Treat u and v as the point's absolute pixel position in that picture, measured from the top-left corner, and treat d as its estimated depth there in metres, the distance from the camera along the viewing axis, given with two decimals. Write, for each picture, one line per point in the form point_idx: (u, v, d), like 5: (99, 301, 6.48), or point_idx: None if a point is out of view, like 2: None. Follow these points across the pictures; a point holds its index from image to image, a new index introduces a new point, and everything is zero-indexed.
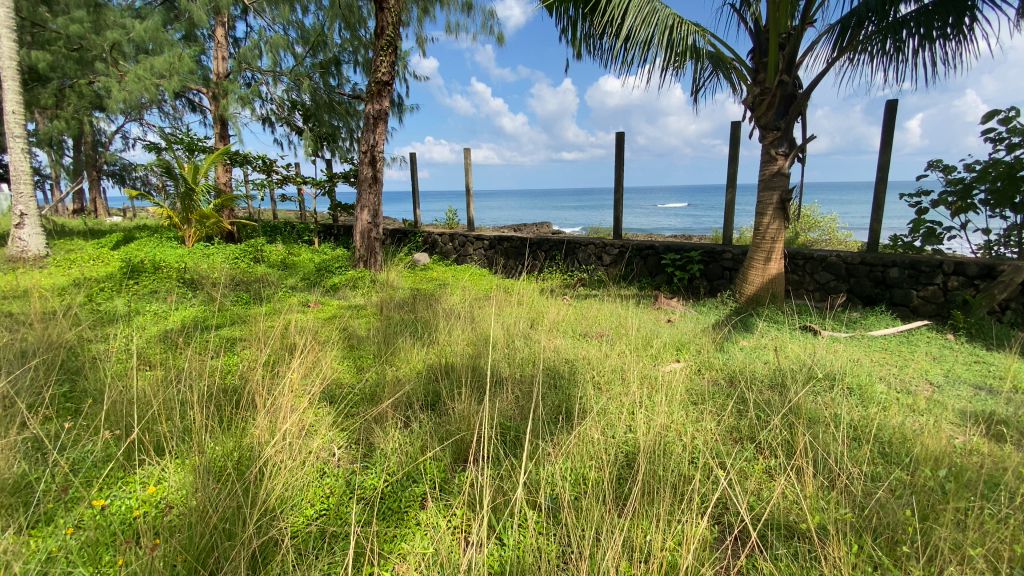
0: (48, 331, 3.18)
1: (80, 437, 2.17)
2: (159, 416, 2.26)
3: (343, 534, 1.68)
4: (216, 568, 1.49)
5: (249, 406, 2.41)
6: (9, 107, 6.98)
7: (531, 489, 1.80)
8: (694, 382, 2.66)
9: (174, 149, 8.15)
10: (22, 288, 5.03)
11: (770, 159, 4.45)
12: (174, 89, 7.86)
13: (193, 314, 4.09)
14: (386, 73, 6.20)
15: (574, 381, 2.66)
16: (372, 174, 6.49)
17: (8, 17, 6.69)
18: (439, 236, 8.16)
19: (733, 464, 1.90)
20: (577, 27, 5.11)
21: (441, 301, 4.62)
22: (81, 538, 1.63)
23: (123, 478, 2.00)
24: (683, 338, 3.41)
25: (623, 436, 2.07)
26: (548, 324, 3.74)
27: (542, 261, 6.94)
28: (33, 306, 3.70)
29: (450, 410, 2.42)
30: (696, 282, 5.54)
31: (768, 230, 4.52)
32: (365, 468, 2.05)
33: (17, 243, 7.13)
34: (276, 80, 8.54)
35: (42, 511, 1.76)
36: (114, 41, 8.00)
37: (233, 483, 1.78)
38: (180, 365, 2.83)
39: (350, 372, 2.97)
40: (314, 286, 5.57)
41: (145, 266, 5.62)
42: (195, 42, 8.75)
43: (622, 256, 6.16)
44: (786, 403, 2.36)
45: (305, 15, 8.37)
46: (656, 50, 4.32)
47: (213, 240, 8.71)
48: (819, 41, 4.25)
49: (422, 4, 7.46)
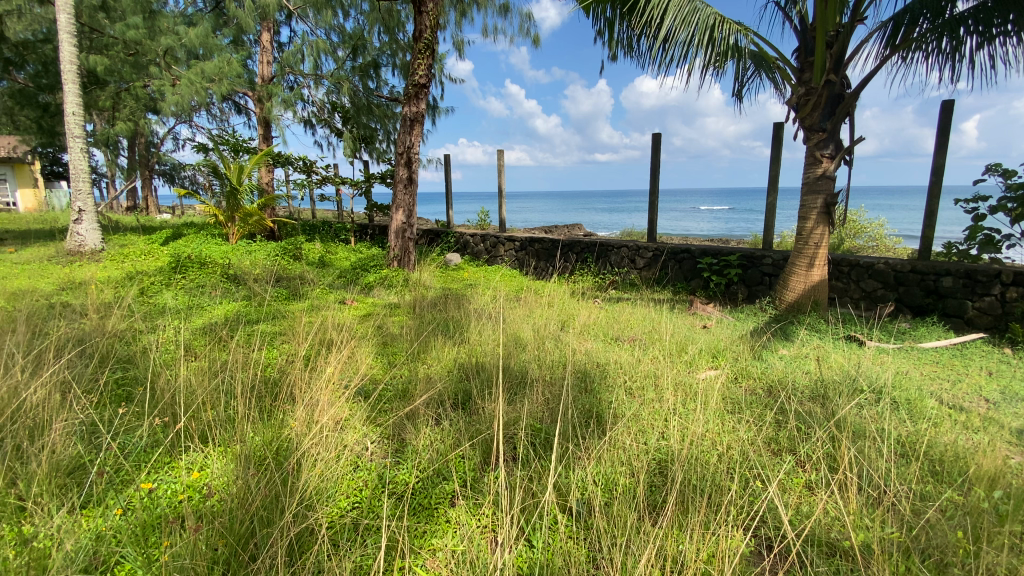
0: (103, 322, 3.36)
1: (131, 423, 2.29)
2: (204, 405, 2.35)
3: (376, 528, 1.71)
4: (255, 553, 1.55)
5: (288, 399, 2.48)
6: (71, 110, 7.42)
7: (561, 492, 1.79)
8: (731, 390, 2.58)
9: (221, 150, 8.49)
10: (81, 280, 5.32)
11: (815, 162, 4.29)
12: (222, 92, 8.20)
13: (235, 308, 4.24)
14: (424, 75, 6.28)
15: (605, 386, 2.62)
16: (408, 174, 6.60)
17: (69, 23, 7.11)
18: (471, 237, 8.22)
19: (773, 477, 1.83)
20: (615, 28, 5.07)
21: (472, 301, 4.65)
22: (130, 518, 1.72)
23: (170, 463, 2.09)
24: (720, 345, 3.31)
25: (656, 443, 2.02)
26: (579, 326, 3.70)
27: (574, 263, 6.92)
28: (90, 298, 3.92)
29: (480, 409, 2.43)
30: (734, 288, 5.39)
31: (812, 235, 4.36)
32: (398, 463, 2.08)
33: (76, 237, 7.56)
34: (317, 83, 8.78)
35: (94, 492, 1.86)
36: (168, 47, 8.42)
37: (273, 472, 1.85)
38: (224, 356, 2.94)
39: (383, 369, 3.03)
40: (350, 284, 5.70)
41: (191, 261, 5.86)
42: (242, 47, 9.10)
43: (656, 260, 6.04)
44: (830, 414, 2.27)
45: (346, 19, 8.59)
46: (695, 50, 4.24)
47: (255, 238, 9.03)
48: (869, 39, 4.09)
49: (459, 7, 7.54)
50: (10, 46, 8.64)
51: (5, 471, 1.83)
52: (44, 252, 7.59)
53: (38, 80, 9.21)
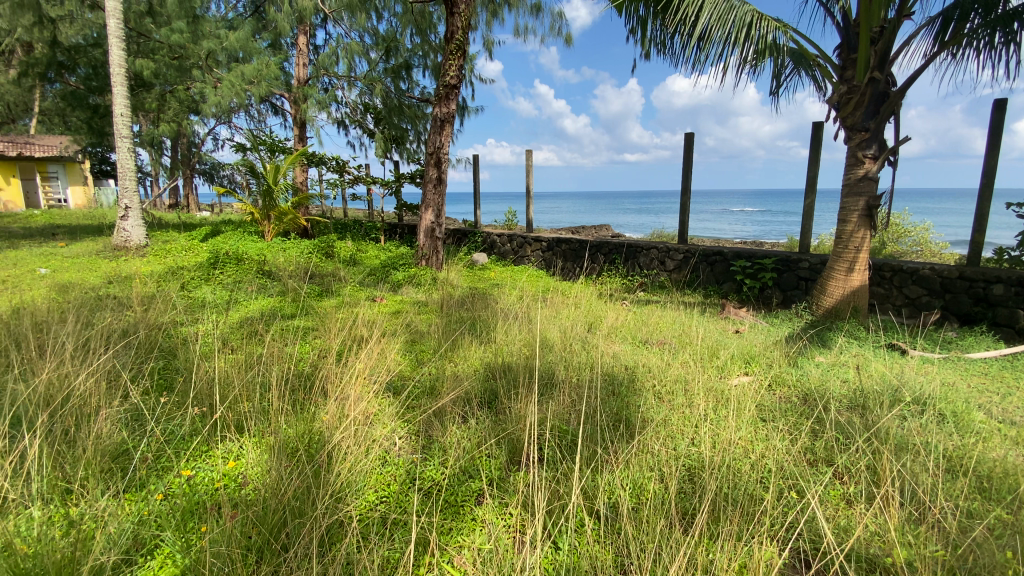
0: (149, 315, 3.52)
1: (171, 412, 2.39)
2: (240, 396, 2.43)
3: (404, 522, 1.73)
4: (287, 543, 1.60)
5: (320, 392, 2.54)
6: (119, 111, 7.80)
7: (588, 493, 1.77)
8: (765, 398, 2.50)
9: (258, 150, 8.76)
10: (126, 274, 5.59)
11: (857, 162, 4.14)
12: (260, 94, 8.47)
13: (270, 303, 4.37)
14: (455, 76, 6.32)
15: (633, 389, 2.59)
16: (438, 174, 6.67)
17: (118, 28, 7.44)
18: (498, 237, 8.25)
19: (808, 488, 1.77)
20: (648, 27, 5.01)
21: (499, 300, 4.66)
22: (169, 504, 1.79)
23: (207, 452, 2.17)
24: (753, 351, 3.22)
25: (685, 449, 1.97)
26: (607, 328, 3.66)
27: (602, 264, 6.86)
28: (136, 291, 4.11)
29: (507, 409, 2.43)
30: (768, 292, 5.24)
31: (852, 239, 4.20)
32: (425, 459, 2.10)
33: (122, 234, 7.90)
34: (350, 85, 8.96)
35: (136, 477, 1.95)
36: (210, 50, 8.73)
37: (304, 464, 1.89)
38: (260, 350, 3.03)
39: (411, 366, 3.06)
40: (379, 282, 5.79)
41: (229, 257, 6.07)
42: (280, 50, 9.38)
43: (687, 262, 5.93)
44: (870, 425, 2.18)
45: (379, 21, 8.73)
46: (731, 48, 4.14)
47: (289, 235, 9.27)
48: (916, 35, 3.92)
49: (490, 7, 7.58)
50: (65, 51, 9.14)
51: (55, 453, 1.93)
52: (92, 247, 7.98)
53: (88, 83, 9.70)
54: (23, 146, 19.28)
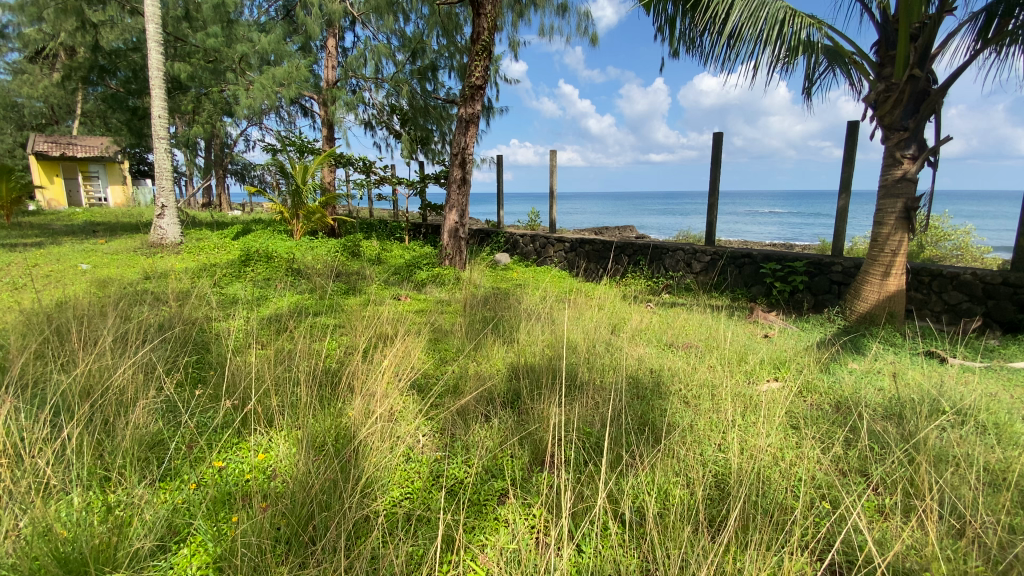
0: (184, 310, 3.64)
1: (205, 405, 2.47)
2: (270, 391, 2.49)
3: (428, 519, 1.75)
4: (315, 536, 1.64)
5: (347, 388, 2.59)
6: (157, 113, 8.08)
7: (612, 497, 1.75)
8: (795, 405, 2.44)
9: (288, 151, 8.97)
10: (162, 270, 5.78)
11: (894, 163, 4.00)
12: (291, 96, 8.67)
13: (299, 300, 4.47)
14: (481, 77, 6.35)
15: (659, 393, 2.55)
16: (462, 175, 6.71)
17: (157, 33, 7.71)
18: (520, 237, 8.25)
19: (842, 499, 1.72)
20: (676, 25, 4.95)
21: (522, 301, 4.67)
22: (202, 494, 1.86)
23: (238, 444, 2.23)
24: (783, 356, 3.15)
25: (713, 456, 1.93)
26: (632, 331, 3.62)
27: (626, 265, 6.79)
28: (171, 287, 4.24)
29: (530, 409, 2.43)
30: (799, 296, 5.11)
31: (889, 242, 4.06)
32: (449, 457, 2.12)
33: (158, 231, 8.18)
34: (377, 86, 9.09)
35: (171, 467, 2.02)
36: (243, 54, 8.95)
37: (332, 459, 1.93)
38: (289, 346, 3.09)
39: (435, 364, 3.09)
40: (404, 281, 5.86)
41: (259, 255, 6.22)
42: (310, 52, 9.57)
43: (714, 264, 5.83)
44: (907, 436, 2.10)
45: (406, 23, 8.82)
46: (763, 46, 4.05)
47: (317, 234, 9.46)
48: (959, 32, 3.76)
49: (517, 8, 7.59)
50: (106, 55, 9.51)
51: (95, 442, 2.01)
52: (131, 244, 8.28)
53: (128, 86, 10.06)
54: (66, 147, 20.12)
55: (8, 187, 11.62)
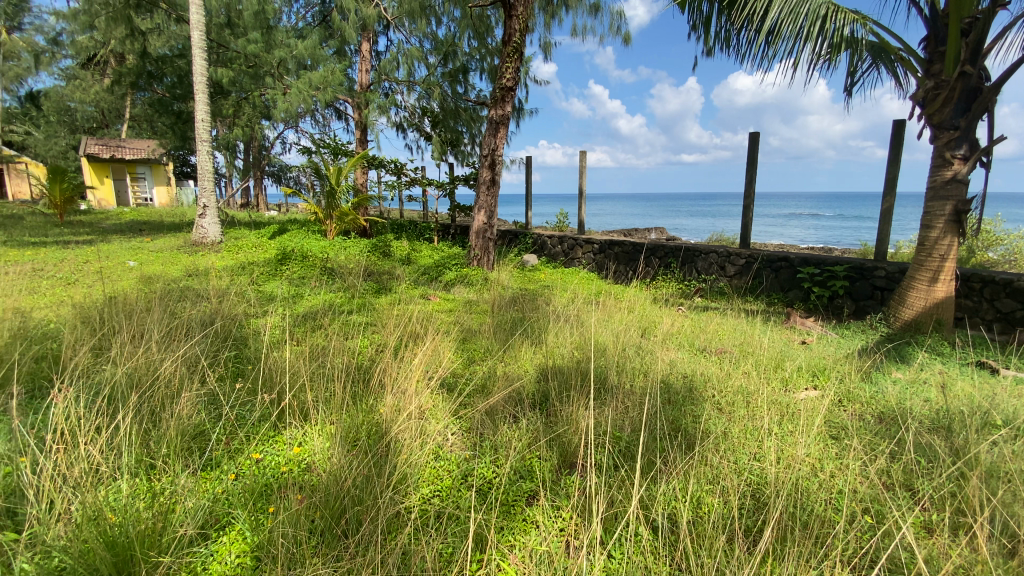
0: (225, 306, 3.77)
1: (244, 399, 2.56)
2: (305, 386, 2.57)
3: (458, 517, 1.76)
4: (348, 529, 1.68)
5: (379, 385, 2.65)
6: (200, 117, 8.42)
7: (644, 503, 1.73)
8: (835, 415, 2.36)
9: (322, 153, 9.22)
10: (203, 267, 6.01)
11: (944, 163, 3.82)
12: (326, 99, 8.89)
13: (332, 298, 4.58)
14: (511, 78, 6.37)
15: (692, 399, 2.51)
16: (491, 176, 6.75)
17: (201, 39, 8.03)
18: (548, 238, 8.24)
19: (887, 513, 1.65)
20: (711, 24, 4.86)
21: (550, 302, 4.66)
22: (241, 484, 1.93)
23: (275, 437, 2.31)
24: (822, 363, 3.05)
25: (748, 464, 1.89)
26: (662, 335, 3.56)
27: (656, 268, 6.69)
28: (212, 284, 4.41)
29: (559, 411, 2.43)
30: (838, 301, 4.93)
31: (937, 246, 3.88)
32: (477, 456, 2.14)
33: (200, 230, 8.52)
34: (409, 89, 9.23)
35: (212, 457, 2.11)
36: (281, 59, 9.22)
37: (365, 454, 1.97)
38: (324, 343, 3.18)
39: (464, 364, 3.11)
40: (433, 281, 5.93)
41: (294, 254, 6.39)
42: (344, 56, 9.80)
43: (749, 267, 5.69)
44: (957, 450, 2.00)
45: (439, 27, 8.93)
46: (804, 43, 3.93)
47: (349, 234, 9.67)
48: (1015, 25, 3.57)
49: (549, 10, 7.60)
50: (154, 62, 9.95)
51: (143, 430, 2.11)
52: (175, 243, 8.67)
53: (173, 91, 10.51)
54: (115, 149, 21.07)
55: (62, 187, 12.28)
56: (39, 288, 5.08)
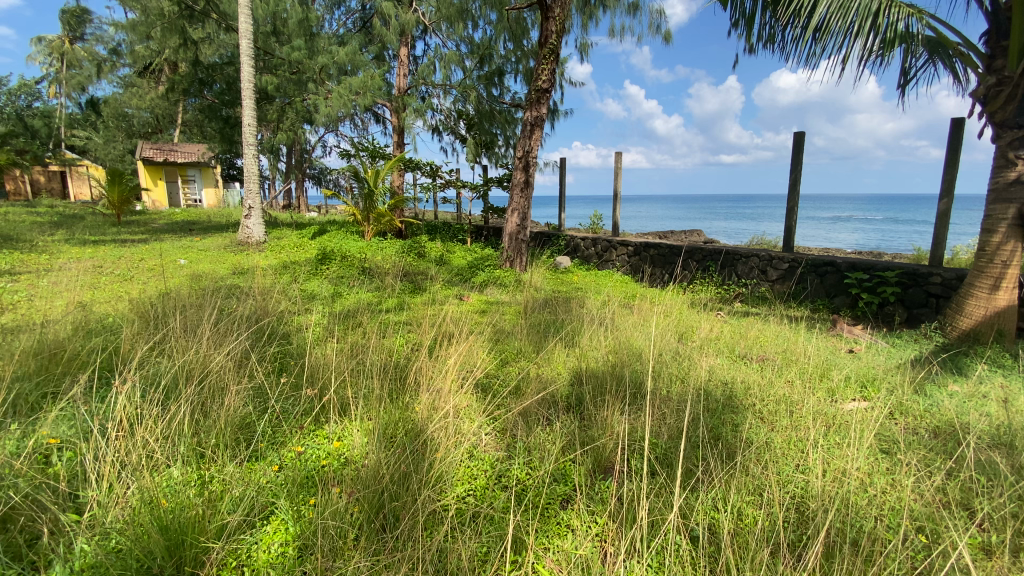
0: (269, 303, 3.92)
1: (289, 393, 2.66)
2: (346, 383, 2.64)
3: (492, 518, 1.78)
4: (386, 525, 1.73)
5: (416, 383, 2.70)
6: (246, 122, 8.78)
7: (682, 512, 1.70)
8: (886, 428, 2.25)
9: (361, 156, 9.47)
10: (248, 266, 6.27)
11: (1007, 164, 3.60)
12: (365, 104, 9.13)
13: (369, 297, 4.70)
14: (547, 80, 6.37)
15: (732, 408, 2.45)
16: (525, 178, 6.76)
17: (248, 47, 8.37)
18: (582, 240, 8.19)
19: (943, 534, 1.56)
20: (754, 21, 4.74)
21: (585, 305, 4.64)
22: (284, 476, 2.00)
23: (316, 431, 2.39)
24: (871, 373, 2.93)
25: (791, 477, 1.83)
26: (700, 340, 3.49)
27: (694, 271, 6.55)
28: (257, 282, 4.59)
29: (594, 415, 2.42)
30: (889, 308, 4.70)
31: (999, 252, 3.66)
32: (511, 458, 2.16)
33: (245, 231, 8.89)
34: (445, 92, 9.37)
35: (258, 449, 2.20)
36: (323, 65, 9.52)
37: (401, 451, 2.02)
38: (362, 341, 3.25)
39: (498, 365, 3.13)
40: (467, 282, 5.99)
41: (334, 254, 6.58)
42: (383, 61, 10.04)
43: (793, 272, 5.50)
44: (1021, 469, 1.88)
45: (475, 30, 9.02)
46: (854, 38, 3.78)
47: (386, 235, 9.87)
48: None
49: (586, 11, 7.58)
50: (204, 70, 10.45)
51: (195, 421, 2.22)
52: (223, 242, 9.07)
53: (222, 97, 11.02)
54: (168, 152, 22.19)
55: (120, 189, 13.03)
56: (100, 284, 5.41)
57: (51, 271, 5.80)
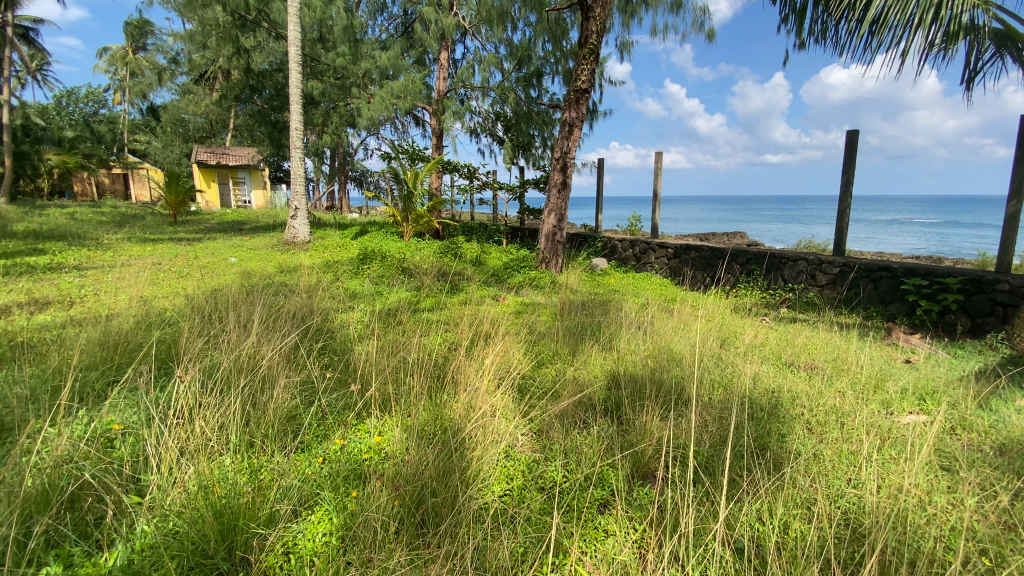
0: (314, 300, 4.07)
1: (333, 388, 2.77)
2: (387, 380, 2.72)
3: (527, 518, 1.80)
4: (426, 520, 1.77)
5: (453, 381, 2.75)
6: (294, 126, 9.13)
7: (724, 522, 1.67)
8: (946, 444, 2.13)
9: (401, 158, 9.69)
10: (293, 265, 6.51)
11: None
12: (406, 107, 9.31)
13: (407, 296, 4.80)
14: (586, 81, 6.33)
15: (779, 417, 2.37)
16: (562, 179, 6.74)
17: (297, 55, 8.70)
18: (619, 242, 8.10)
19: (1012, 559, 1.46)
20: (805, 16, 4.58)
21: (621, 307, 4.59)
22: (329, 468, 2.08)
23: (358, 426, 2.47)
24: (930, 386, 2.77)
25: (841, 491, 1.76)
26: (745, 347, 3.39)
27: (737, 274, 6.37)
28: (302, 280, 4.77)
29: (632, 420, 2.40)
30: (950, 317, 4.43)
31: None
32: (547, 459, 2.17)
33: (292, 231, 9.24)
34: (484, 95, 9.46)
35: (303, 441, 2.29)
36: (366, 70, 9.78)
37: (440, 448, 2.05)
38: (402, 339, 3.33)
39: (535, 367, 3.15)
40: (503, 283, 6.03)
41: (374, 254, 6.74)
42: (423, 65, 10.23)
43: (844, 277, 5.27)
44: None
45: (514, 32, 9.07)
46: (913, 31, 3.60)
47: (424, 236, 10.05)
48: None
49: (628, 10, 7.49)
50: (255, 77, 10.93)
51: (246, 412, 2.33)
52: (269, 241, 9.43)
53: (271, 102, 11.49)
54: (221, 156, 23.35)
55: (177, 190, 13.77)
56: (159, 280, 5.74)
57: (116, 268, 6.20)
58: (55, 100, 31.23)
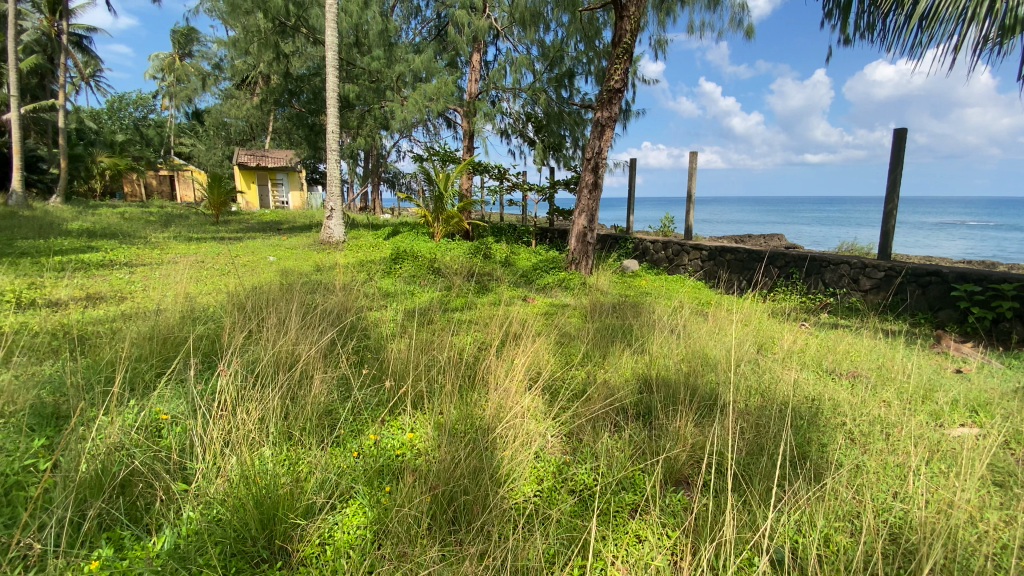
0: (349, 299, 4.18)
1: (368, 384, 2.84)
2: (420, 379, 2.77)
3: (558, 520, 1.80)
4: (457, 518, 1.80)
5: (484, 381, 2.77)
6: (331, 129, 9.39)
7: (760, 532, 1.64)
8: (1000, 459, 2.03)
9: (433, 160, 9.84)
10: (328, 264, 6.70)
11: None
12: (438, 109, 9.43)
13: (439, 296, 4.88)
14: (618, 80, 6.28)
15: (820, 427, 2.30)
16: (593, 180, 6.69)
17: (334, 59, 8.94)
18: (651, 244, 8.00)
19: None
20: (851, 11, 4.42)
21: (653, 310, 4.54)
22: (363, 463, 2.13)
23: (391, 422, 2.52)
24: (983, 397, 2.64)
25: (886, 504, 1.70)
26: (782, 352, 3.30)
27: (775, 278, 6.21)
28: (337, 279, 4.90)
29: (664, 425, 2.37)
30: (1006, 324, 4.19)
31: None
32: (577, 461, 2.17)
33: (328, 231, 9.50)
34: (516, 96, 9.50)
35: (339, 436, 2.36)
36: (400, 73, 9.96)
37: (471, 447, 2.08)
38: (435, 339, 3.39)
39: (566, 368, 3.15)
40: (532, 284, 6.05)
41: (406, 254, 6.87)
42: (456, 67, 10.34)
43: (890, 282, 5.06)
44: None
45: (547, 33, 9.07)
46: (967, 25, 3.44)
47: (454, 237, 10.16)
48: None
49: (663, 9, 7.39)
50: (294, 81, 11.27)
51: (285, 406, 2.41)
52: (305, 241, 9.71)
53: (308, 105, 11.83)
54: (260, 158, 24.19)
55: (219, 191, 14.34)
56: (203, 277, 6.00)
57: (163, 265, 6.52)
58: (108, 105, 32.94)
